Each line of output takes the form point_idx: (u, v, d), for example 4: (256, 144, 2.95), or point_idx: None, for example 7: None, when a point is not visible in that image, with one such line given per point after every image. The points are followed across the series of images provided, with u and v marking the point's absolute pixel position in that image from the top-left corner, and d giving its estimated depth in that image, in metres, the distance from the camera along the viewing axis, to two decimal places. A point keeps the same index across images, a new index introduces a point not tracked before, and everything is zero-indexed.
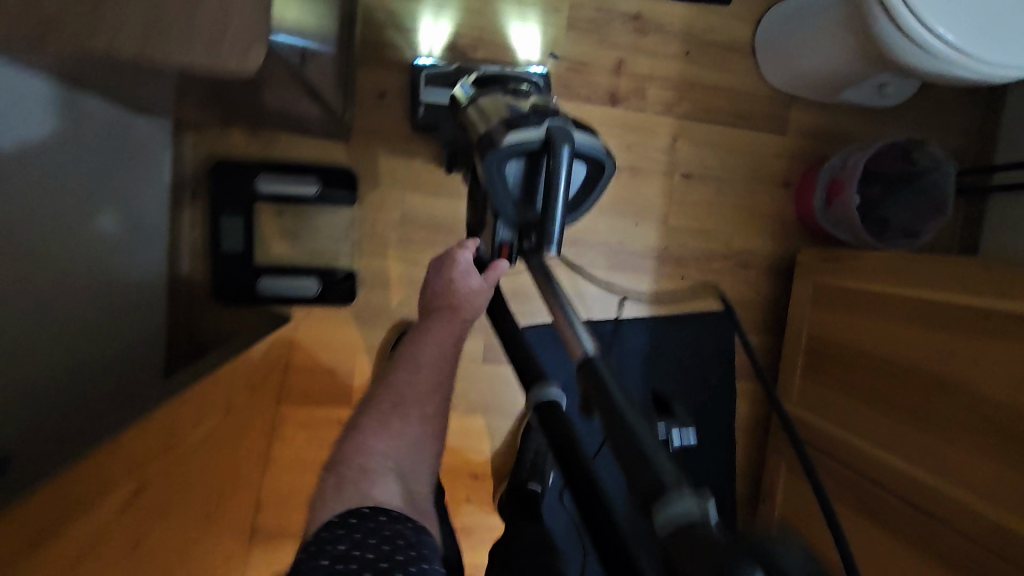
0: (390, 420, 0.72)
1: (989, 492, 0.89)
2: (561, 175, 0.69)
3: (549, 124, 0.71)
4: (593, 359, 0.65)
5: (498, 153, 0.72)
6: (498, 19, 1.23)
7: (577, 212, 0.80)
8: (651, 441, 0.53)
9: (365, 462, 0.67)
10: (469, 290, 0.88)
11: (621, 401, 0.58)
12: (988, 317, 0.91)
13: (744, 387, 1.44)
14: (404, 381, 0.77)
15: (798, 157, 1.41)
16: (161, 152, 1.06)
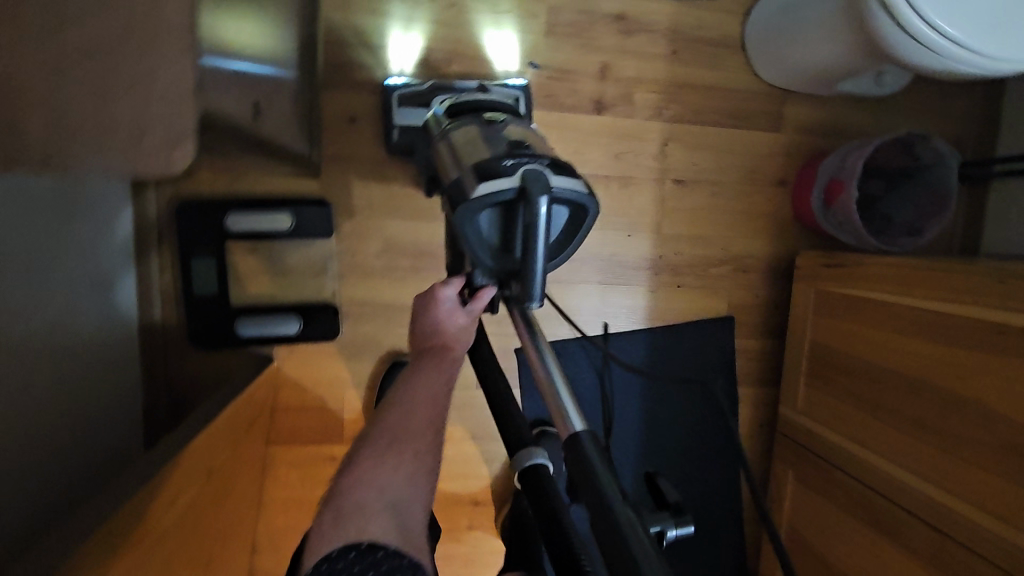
0: (384, 457, 0.58)
1: (1006, 515, 0.85)
2: (540, 226, 0.64)
3: (522, 172, 0.66)
4: (581, 434, 0.60)
5: (469, 206, 0.67)
6: (474, 29, 1.16)
7: (563, 255, 0.75)
8: (637, 541, 0.49)
9: (361, 498, 0.55)
10: (457, 325, 0.76)
11: (608, 490, 0.53)
12: (1003, 332, 0.86)
13: (747, 394, 1.40)
14: (397, 418, 0.63)
15: (796, 153, 1.35)
16: (118, 205, 1.01)
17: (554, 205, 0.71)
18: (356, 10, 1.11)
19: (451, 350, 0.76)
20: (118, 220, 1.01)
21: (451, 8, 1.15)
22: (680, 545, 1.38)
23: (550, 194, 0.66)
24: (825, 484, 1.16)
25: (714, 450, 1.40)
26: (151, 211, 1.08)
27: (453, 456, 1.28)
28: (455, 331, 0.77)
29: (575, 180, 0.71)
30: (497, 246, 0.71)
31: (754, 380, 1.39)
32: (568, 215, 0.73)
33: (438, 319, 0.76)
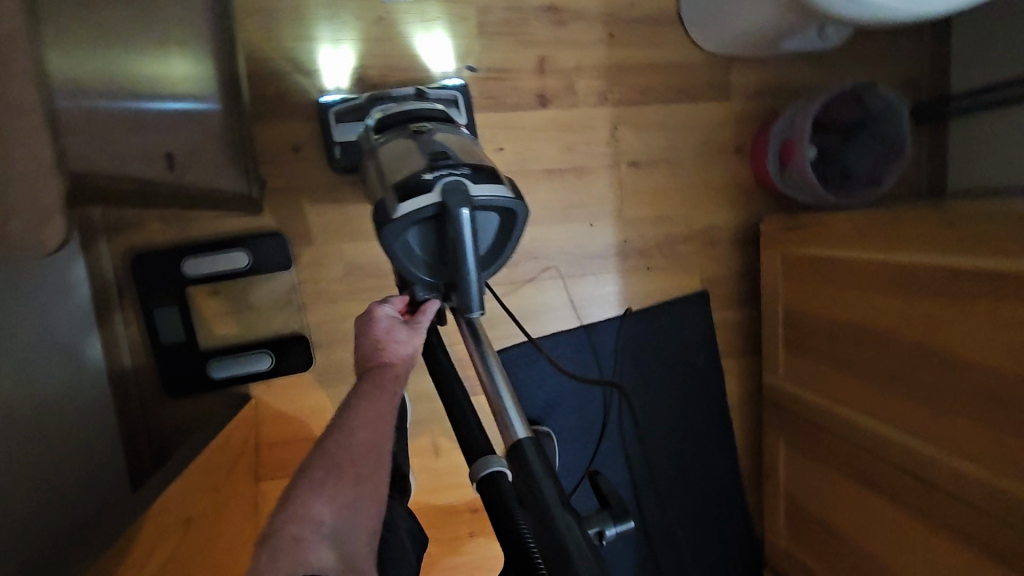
0: (321, 485, 0.57)
1: (980, 456, 0.85)
2: (462, 237, 0.67)
3: (441, 187, 0.69)
4: (523, 441, 0.66)
5: (396, 225, 0.70)
6: (404, 41, 1.16)
7: (502, 260, 0.77)
8: (568, 529, 0.56)
9: (298, 532, 0.52)
10: (397, 339, 0.73)
11: (545, 488, 0.60)
12: (954, 276, 0.85)
13: (731, 365, 1.39)
14: (335, 443, 0.61)
15: (749, 119, 1.34)
16: (72, 263, 1.02)
17: (481, 214, 0.73)
18: (285, 40, 1.11)
19: (391, 366, 0.71)
20: (71, 284, 1.01)
21: (379, 23, 1.14)
22: (683, 523, 1.38)
23: (472, 204, 0.69)
24: (818, 448, 1.15)
25: (706, 426, 1.39)
26: (107, 268, 1.08)
27: (444, 467, 1.28)
28: (395, 344, 0.73)
29: (498, 187, 0.72)
30: (432, 260, 0.74)
31: (734, 350, 1.40)
32: (499, 221, 0.75)
33: (377, 336, 0.73)
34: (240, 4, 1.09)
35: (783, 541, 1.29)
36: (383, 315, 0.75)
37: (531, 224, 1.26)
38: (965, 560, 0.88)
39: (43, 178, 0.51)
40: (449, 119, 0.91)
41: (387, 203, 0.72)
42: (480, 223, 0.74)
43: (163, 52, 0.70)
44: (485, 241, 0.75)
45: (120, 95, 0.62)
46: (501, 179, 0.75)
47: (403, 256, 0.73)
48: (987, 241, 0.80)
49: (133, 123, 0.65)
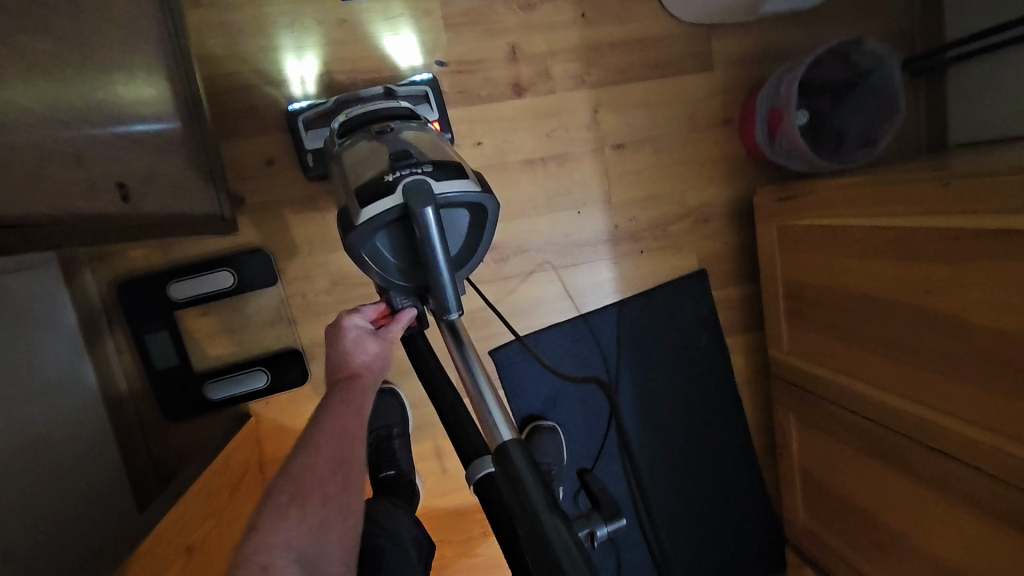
0: (287, 510, 0.58)
1: (991, 422, 0.81)
2: (432, 240, 0.62)
3: (403, 187, 0.63)
4: (508, 442, 0.59)
5: (361, 233, 0.65)
6: (370, 42, 1.13)
7: (477, 255, 0.74)
8: (560, 538, 0.48)
9: (268, 558, 0.54)
10: (366, 353, 0.74)
11: (533, 493, 0.52)
12: (955, 238, 0.81)
13: (735, 342, 1.36)
14: (301, 465, 0.63)
15: (734, 89, 1.29)
16: (58, 294, 1.02)
17: (450, 210, 0.69)
18: (249, 53, 1.09)
19: (360, 380, 0.72)
20: (59, 319, 1.00)
21: (342, 26, 1.12)
22: (698, 504, 1.37)
23: (437, 202, 0.64)
24: (829, 423, 1.12)
25: (714, 407, 1.36)
26: (96, 301, 1.08)
27: (451, 469, 1.27)
28: (365, 358, 0.74)
29: (465, 180, 0.68)
30: (404, 264, 0.70)
31: (737, 327, 1.36)
32: (469, 215, 0.71)
33: (346, 349, 0.73)
34: (200, 20, 1.07)
35: (801, 518, 1.26)
36: (354, 325, 0.74)
37: (518, 218, 1.24)
38: (985, 529, 0.84)
39: None
40: (413, 114, 0.88)
41: (349, 209, 0.67)
42: (450, 219, 0.70)
43: (110, 77, 0.68)
44: (457, 238, 0.72)
45: (54, 124, 0.56)
46: (468, 171, 0.70)
47: (374, 263, 0.69)
48: (985, 199, 0.76)
49: (75, 152, 0.59)
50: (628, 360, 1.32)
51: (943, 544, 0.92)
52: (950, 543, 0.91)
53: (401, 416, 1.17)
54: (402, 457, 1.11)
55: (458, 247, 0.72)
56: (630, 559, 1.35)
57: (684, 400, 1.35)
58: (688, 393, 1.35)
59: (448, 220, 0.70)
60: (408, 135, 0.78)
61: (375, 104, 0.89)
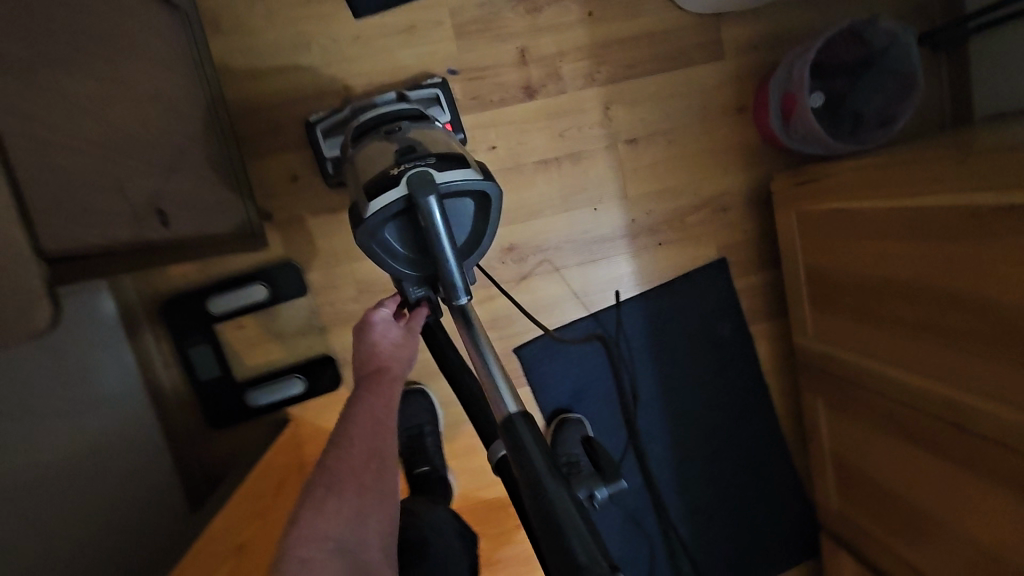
0: (324, 502, 0.64)
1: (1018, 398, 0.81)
2: (435, 224, 0.61)
3: (405, 177, 0.64)
4: (516, 414, 0.59)
5: (368, 226, 0.66)
6: (383, 57, 1.17)
7: (485, 245, 0.73)
8: (562, 500, 0.49)
9: (305, 553, 0.60)
10: (392, 345, 0.76)
11: (536, 461, 0.52)
12: (972, 215, 0.81)
13: (760, 329, 1.36)
14: (336, 458, 0.68)
15: (746, 75, 1.28)
16: (108, 314, 1.08)
17: (455, 200, 0.69)
18: (269, 75, 1.14)
19: (388, 371, 0.76)
20: (113, 340, 1.07)
21: (356, 43, 1.16)
22: (730, 491, 1.38)
23: (439, 190, 0.63)
24: (857, 407, 1.12)
25: (741, 394, 1.36)
26: (140, 316, 1.15)
27: (481, 466, 1.31)
28: (392, 351, 0.76)
29: (468, 170, 0.68)
30: (413, 254, 0.70)
31: (761, 314, 1.36)
32: (475, 205, 0.71)
33: (375, 342, 0.76)
34: (222, 48, 1.12)
35: (834, 504, 1.26)
36: (379, 317, 0.76)
37: (536, 217, 1.26)
38: (1014, 506, 0.84)
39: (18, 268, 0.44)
40: (422, 115, 0.90)
41: (358, 205, 0.69)
42: (456, 209, 0.70)
43: (143, 111, 0.73)
44: (464, 228, 0.71)
45: (94, 156, 0.60)
46: (470, 161, 0.71)
47: (384, 255, 0.69)
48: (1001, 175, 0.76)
49: (113, 181, 0.63)
50: (652, 351, 1.33)
51: (974, 523, 0.91)
52: (980, 522, 0.90)
53: (431, 414, 1.21)
54: (434, 453, 1.15)
55: (466, 236, 0.72)
56: (665, 548, 1.35)
57: (710, 389, 1.36)
58: (714, 382, 1.36)
59: (454, 210, 0.70)
60: (414, 134, 0.80)
61: (384, 108, 0.92)
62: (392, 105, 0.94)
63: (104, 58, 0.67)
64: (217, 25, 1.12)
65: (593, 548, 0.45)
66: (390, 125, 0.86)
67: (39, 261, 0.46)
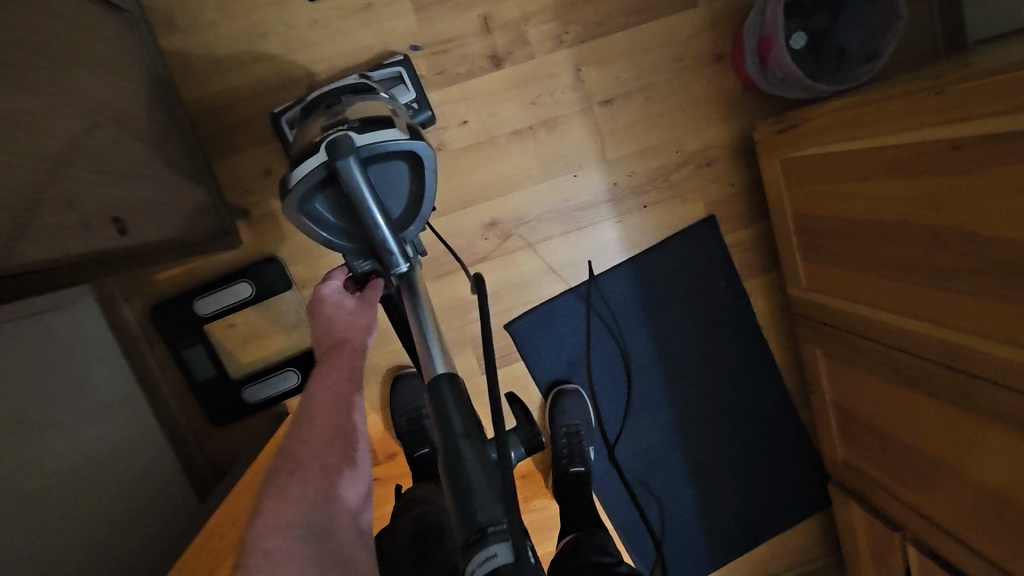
0: (288, 488, 0.54)
1: (1008, 333, 0.79)
2: (360, 191, 0.58)
3: (325, 142, 0.59)
4: (444, 373, 0.48)
5: (292, 197, 0.62)
6: (343, 40, 1.14)
7: (425, 211, 0.68)
8: (476, 466, 0.40)
9: (266, 547, 0.49)
10: (349, 314, 0.71)
11: (452, 417, 0.43)
12: (955, 149, 0.77)
13: (755, 284, 1.33)
14: (298, 442, 0.59)
15: (722, 22, 1.23)
16: (98, 324, 1.11)
17: (385, 164, 0.64)
18: (231, 71, 1.12)
19: (347, 342, 0.69)
20: (105, 347, 1.09)
21: (314, 27, 1.13)
22: (736, 449, 1.37)
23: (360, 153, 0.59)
24: (852, 354, 1.10)
25: (740, 351, 1.34)
26: (133, 324, 1.16)
27: None
28: (350, 321, 0.70)
29: (394, 129, 0.63)
30: (348, 224, 0.65)
31: (755, 269, 1.32)
32: (410, 169, 0.66)
33: (332, 317, 0.70)
34: (180, 47, 1.11)
35: (840, 453, 1.24)
36: (331, 291, 0.71)
37: (514, 190, 1.24)
38: (1007, 442, 0.83)
39: None
40: (366, 87, 0.87)
41: (284, 178, 0.64)
42: (387, 174, 0.65)
43: (91, 121, 0.72)
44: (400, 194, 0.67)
45: (37, 173, 0.60)
46: (400, 122, 0.66)
47: (316, 228, 0.65)
48: (984, 103, 0.72)
49: (62, 195, 0.63)
50: (645, 316, 1.31)
51: (969, 461, 0.91)
52: (979, 462, 0.89)
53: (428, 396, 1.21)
54: None
55: (404, 203, 0.68)
56: (673, 511, 1.35)
57: (708, 349, 1.34)
58: (712, 341, 1.34)
59: (386, 175, 0.65)
60: (354, 104, 0.77)
61: (333, 85, 0.89)
62: (343, 83, 0.91)
63: (43, 72, 0.66)
64: (172, 23, 1.10)
65: (508, 518, 0.38)
66: (334, 99, 0.83)
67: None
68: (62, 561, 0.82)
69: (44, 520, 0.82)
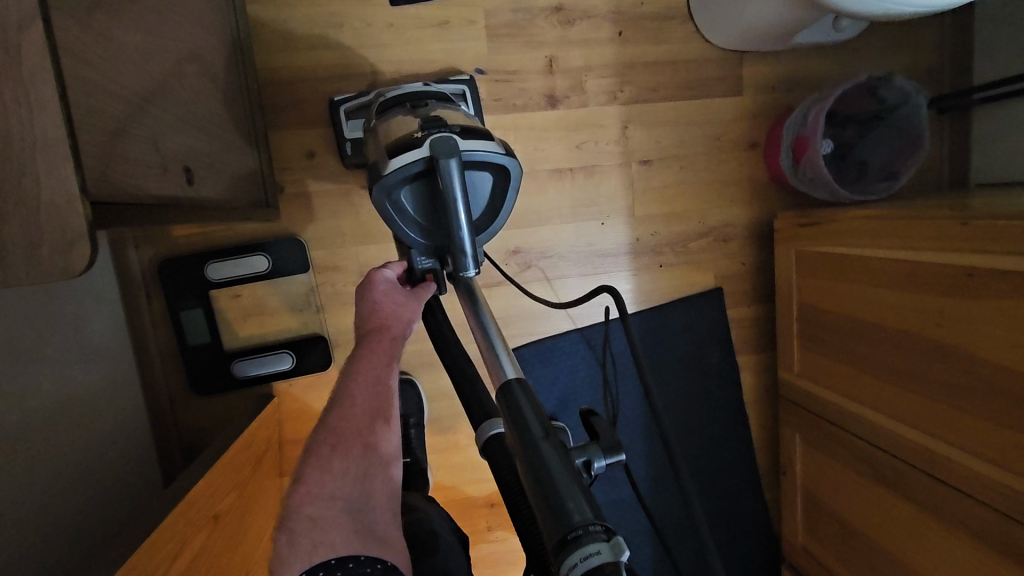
0: (331, 461, 0.57)
1: (988, 452, 0.85)
2: (455, 191, 0.60)
3: (430, 138, 0.61)
4: (514, 379, 0.50)
5: (384, 182, 0.63)
6: (413, 49, 1.18)
7: (498, 223, 0.70)
8: (560, 467, 0.40)
9: (314, 511, 0.53)
10: (395, 303, 0.68)
11: (531, 423, 0.44)
12: (969, 276, 0.85)
13: (745, 360, 1.39)
14: (339, 418, 0.60)
15: (761, 114, 1.32)
16: (105, 266, 1.08)
17: (474, 172, 0.66)
18: (298, 51, 1.14)
19: (388, 330, 0.66)
20: (107, 290, 1.07)
21: (389, 30, 1.16)
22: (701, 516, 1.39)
23: (461, 156, 0.61)
24: (830, 442, 1.15)
25: (720, 422, 1.39)
26: (137, 274, 1.13)
27: (461, 462, 1.25)
28: (394, 308, 0.67)
29: (491, 142, 0.66)
30: (425, 220, 0.66)
31: (748, 346, 1.39)
32: (493, 183, 0.69)
33: (378, 303, 0.68)
34: (255, 17, 1.12)
35: (799, 538, 1.29)
36: (383, 279, 0.69)
37: (543, 224, 1.28)
38: (975, 556, 0.88)
39: (67, 208, 0.48)
40: (448, 99, 0.91)
41: (377, 163, 0.66)
42: (473, 182, 0.67)
43: (181, 69, 0.73)
44: (478, 203, 0.69)
45: (134, 108, 0.61)
46: (493, 137, 0.69)
47: (395, 216, 0.65)
48: (999, 241, 0.80)
49: (149, 135, 0.63)
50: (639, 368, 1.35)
51: (932, 565, 0.95)
52: (943, 568, 0.94)
53: (417, 406, 1.17)
54: (417, 445, 1.12)
55: (479, 212, 0.69)
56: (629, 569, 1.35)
57: (691, 412, 1.38)
58: (696, 407, 1.38)
59: (471, 182, 0.67)
60: (440, 110, 0.80)
61: (412, 88, 0.92)
62: (420, 86, 0.94)
63: (154, 12, 0.66)
64: None
65: (598, 521, 0.37)
66: (418, 102, 0.86)
67: (84, 203, 0.49)
68: (29, 501, 0.78)
69: (18, 456, 0.78)
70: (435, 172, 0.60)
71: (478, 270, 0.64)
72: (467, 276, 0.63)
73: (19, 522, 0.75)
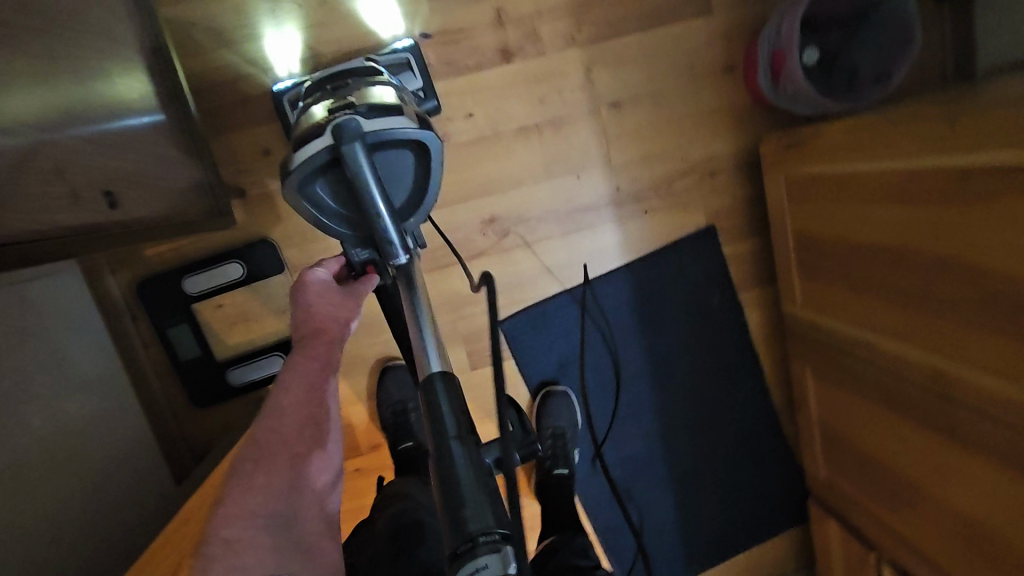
0: (253, 476, 0.56)
1: (995, 364, 0.79)
2: (364, 177, 0.56)
3: (332, 123, 0.57)
4: (439, 372, 0.46)
5: (294, 178, 0.59)
6: (350, 21, 1.11)
7: (429, 201, 0.66)
8: (469, 470, 0.38)
9: (230, 534, 0.53)
10: (332, 304, 0.68)
11: (446, 419, 0.41)
12: (963, 178, 0.77)
13: (748, 297, 1.33)
14: (267, 430, 0.60)
15: (735, 33, 1.21)
16: (85, 297, 1.09)
17: (390, 151, 0.62)
18: (234, 46, 1.10)
19: (326, 333, 0.66)
20: (91, 319, 1.08)
21: (322, 7, 1.10)
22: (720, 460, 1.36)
23: (366, 138, 0.57)
24: (840, 371, 1.10)
25: (729, 364, 1.34)
26: (119, 299, 1.14)
27: None
28: (331, 310, 0.68)
29: (402, 117, 0.62)
30: (348, 210, 0.63)
31: (750, 283, 1.32)
32: (415, 161, 0.64)
33: (313, 305, 0.68)
34: (182, 18, 1.08)
35: (821, 471, 1.25)
36: (316, 280, 0.69)
37: (516, 188, 1.22)
38: (990, 473, 0.83)
39: None
40: (373, 70, 0.85)
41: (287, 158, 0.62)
42: (393, 161, 0.63)
43: (87, 89, 0.70)
44: (403, 183, 0.65)
45: (33, 138, 0.60)
46: (408, 110, 0.64)
47: (314, 212, 0.62)
48: (994, 135, 0.72)
49: (56, 162, 0.62)
50: (637, 322, 1.30)
51: (951, 489, 0.91)
52: (965, 492, 0.89)
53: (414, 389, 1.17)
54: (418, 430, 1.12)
55: (407, 193, 0.65)
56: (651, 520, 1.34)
57: (697, 358, 1.33)
58: (703, 352, 1.33)
59: (390, 163, 0.63)
60: (359, 87, 0.75)
61: (341, 66, 0.87)
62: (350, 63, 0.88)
63: (39, 31, 0.63)
64: None
65: (500, 527, 0.35)
66: (340, 81, 0.81)
67: None
68: (36, 535, 0.81)
69: (17, 494, 0.81)
70: (340, 160, 0.56)
71: (409, 256, 0.61)
72: (396, 264, 0.60)
73: (27, 556, 0.78)
